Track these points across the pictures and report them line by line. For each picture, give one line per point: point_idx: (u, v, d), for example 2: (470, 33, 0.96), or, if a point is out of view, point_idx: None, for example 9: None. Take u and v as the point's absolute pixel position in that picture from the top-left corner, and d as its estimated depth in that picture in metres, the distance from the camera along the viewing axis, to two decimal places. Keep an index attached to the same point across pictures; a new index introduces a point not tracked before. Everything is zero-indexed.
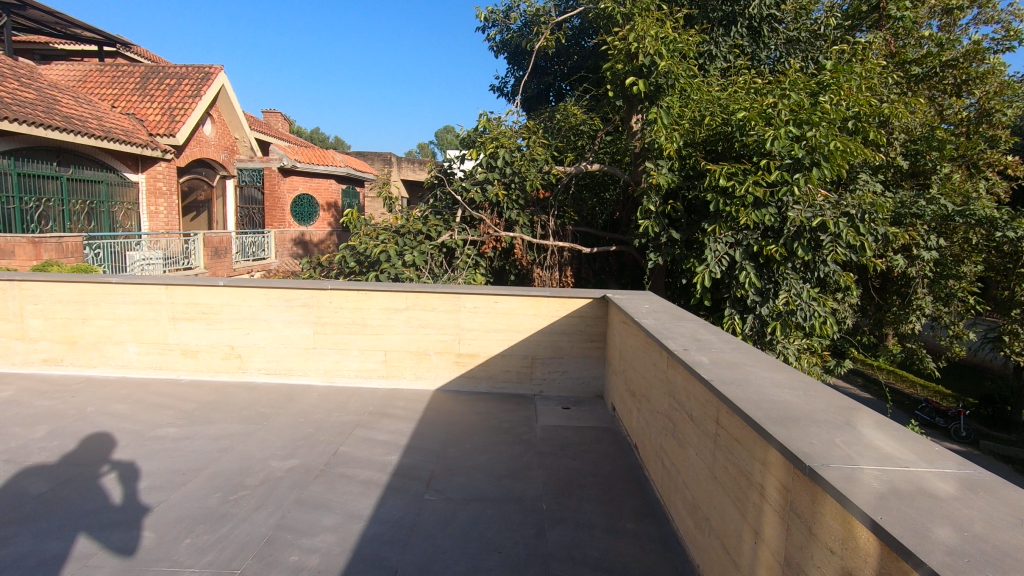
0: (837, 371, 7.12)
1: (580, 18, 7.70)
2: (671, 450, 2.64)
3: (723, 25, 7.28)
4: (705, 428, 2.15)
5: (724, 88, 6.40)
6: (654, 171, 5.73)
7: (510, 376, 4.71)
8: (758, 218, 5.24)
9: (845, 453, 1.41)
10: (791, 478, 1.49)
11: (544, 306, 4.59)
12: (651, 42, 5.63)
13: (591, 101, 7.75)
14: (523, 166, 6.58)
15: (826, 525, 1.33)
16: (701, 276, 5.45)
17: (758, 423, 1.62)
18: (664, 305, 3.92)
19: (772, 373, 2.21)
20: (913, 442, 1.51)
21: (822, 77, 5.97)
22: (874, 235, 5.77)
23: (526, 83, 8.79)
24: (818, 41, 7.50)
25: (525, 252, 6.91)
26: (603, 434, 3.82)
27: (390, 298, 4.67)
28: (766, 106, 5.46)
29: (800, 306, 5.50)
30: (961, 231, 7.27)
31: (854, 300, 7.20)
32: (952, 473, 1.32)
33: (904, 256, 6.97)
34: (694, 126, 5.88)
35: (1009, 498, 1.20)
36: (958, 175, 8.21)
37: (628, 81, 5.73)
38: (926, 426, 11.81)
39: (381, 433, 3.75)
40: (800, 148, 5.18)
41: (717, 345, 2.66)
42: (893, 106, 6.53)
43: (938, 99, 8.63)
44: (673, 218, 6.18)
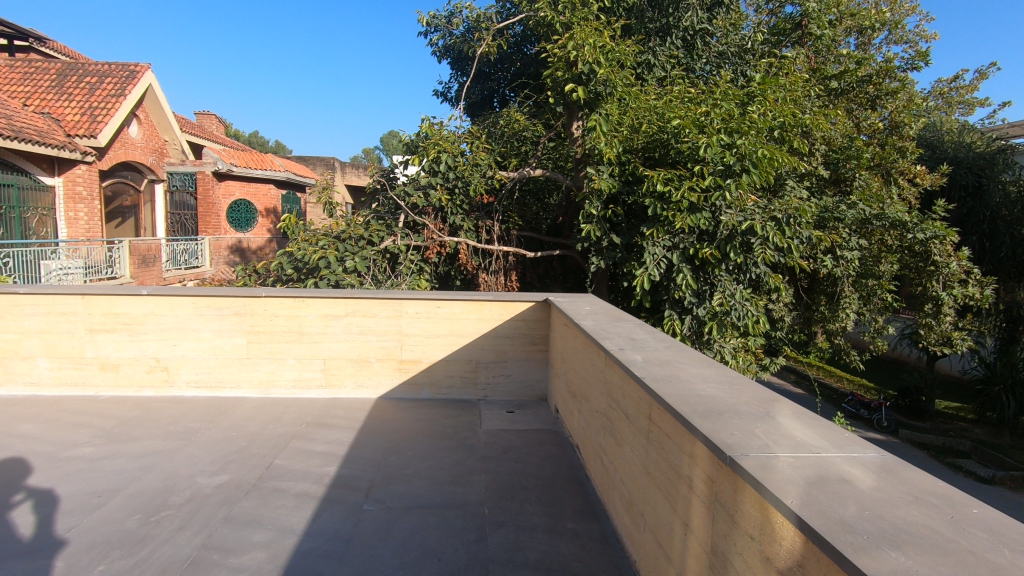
0: (771, 368, 7.45)
1: (521, 26, 7.78)
2: (609, 448, 2.68)
3: (659, 36, 7.55)
4: (639, 425, 2.20)
5: (661, 97, 6.60)
6: (595, 177, 5.85)
7: (454, 382, 4.68)
8: (693, 222, 5.43)
9: (763, 442, 1.47)
10: (715, 469, 1.54)
11: (487, 310, 4.58)
12: (589, 51, 5.76)
13: (534, 107, 7.84)
14: (467, 171, 6.58)
15: (746, 513, 1.38)
16: (641, 279, 5.57)
17: (684, 418, 1.67)
18: (603, 307, 3.99)
19: (701, 369, 2.28)
20: (825, 430, 1.60)
21: (750, 88, 6.28)
22: (799, 238, 6.09)
23: (470, 89, 8.80)
24: (746, 55, 7.89)
25: (470, 258, 6.88)
26: (546, 436, 3.85)
27: (328, 305, 4.54)
28: (700, 114, 5.67)
29: (734, 306, 5.73)
30: (878, 233, 7.79)
31: (786, 300, 7.58)
32: (860, 457, 1.40)
33: (829, 258, 7.40)
34: (632, 134, 6.06)
35: (907, 479, 1.28)
36: (875, 182, 8.79)
37: (567, 88, 5.83)
38: (851, 418, 12.76)
39: (318, 444, 3.63)
40: (731, 155, 5.42)
41: (651, 344, 2.73)
42: (815, 117, 6.94)
43: (856, 112, 9.24)
44: (614, 222, 6.31)
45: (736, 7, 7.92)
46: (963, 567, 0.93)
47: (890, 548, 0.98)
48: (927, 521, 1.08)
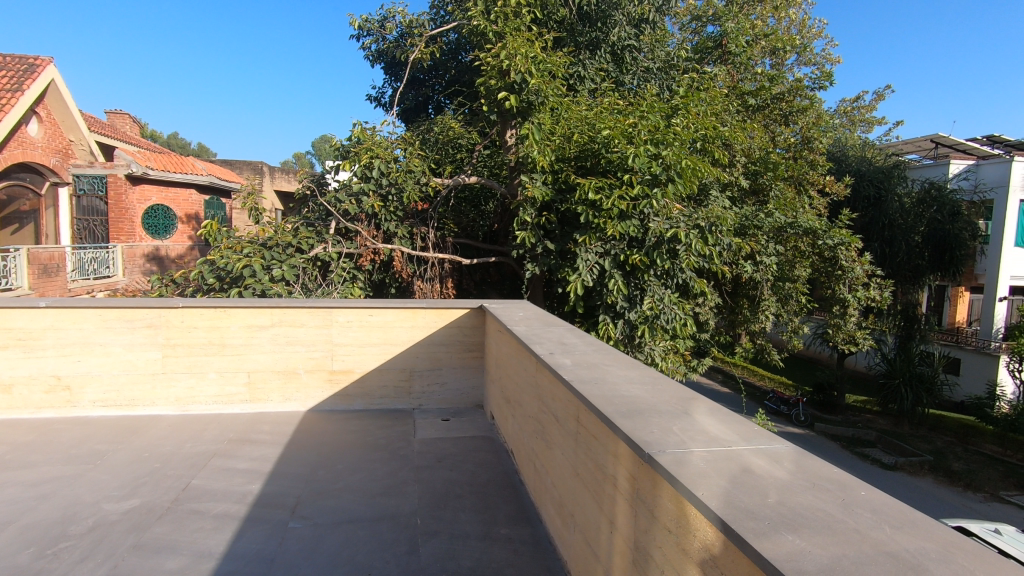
0: (699, 369, 7.78)
1: (455, 33, 7.78)
2: (540, 452, 2.71)
3: (589, 49, 7.77)
4: (568, 428, 2.24)
5: (592, 108, 6.80)
6: (529, 184, 5.92)
7: (387, 392, 4.59)
8: (623, 229, 5.61)
9: (679, 439, 1.53)
10: (636, 467, 1.59)
11: (420, 317, 4.52)
12: (521, 60, 5.84)
13: (468, 115, 7.86)
14: (400, 177, 6.47)
15: (664, 507, 1.43)
16: (575, 285, 5.64)
17: (607, 418, 1.72)
18: (536, 312, 4.05)
19: (626, 371, 2.36)
20: (737, 424, 1.68)
21: (674, 101, 6.58)
22: (721, 245, 6.41)
23: (403, 95, 8.68)
24: (671, 70, 8.26)
25: (405, 265, 6.77)
26: (481, 443, 3.84)
27: (252, 315, 4.34)
28: (628, 125, 5.89)
29: (663, 310, 5.94)
30: (792, 240, 8.34)
31: (712, 304, 7.95)
32: (766, 449, 1.49)
33: (750, 263, 7.85)
34: (564, 143, 6.19)
35: (807, 468, 1.38)
36: (789, 192, 9.41)
37: (500, 96, 5.89)
38: (772, 414, 13.65)
39: (241, 461, 3.45)
40: (658, 166, 5.65)
41: (580, 348, 2.80)
42: (733, 131, 7.36)
43: (772, 128, 9.87)
44: (548, 229, 6.40)
45: (661, 24, 8.29)
46: (850, 545, 1.01)
47: (788, 532, 1.05)
48: (822, 505, 1.17)
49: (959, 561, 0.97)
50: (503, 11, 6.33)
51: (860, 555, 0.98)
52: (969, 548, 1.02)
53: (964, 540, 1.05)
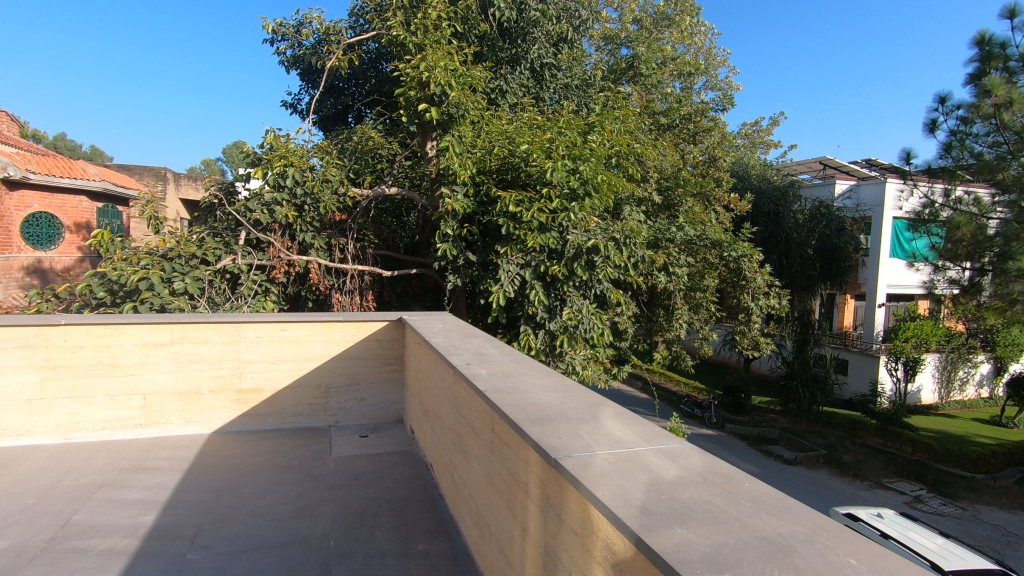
0: (619, 377, 8.04)
1: (375, 42, 7.69)
2: (458, 463, 2.71)
3: (510, 64, 7.93)
4: (483, 437, 2.25)
5: (512, 122, 6.95)
6: (450, 197, 5.92)
7: (301, 410, 4.41)
8: (543, 241, 5.71)
9: (585, 443, 1.59)
10: (545, 473, 1.63)
11: (336, 331, 4.38)
12: (441, 73, 5.86)
13: (389, 125, 7.78)
14: (316, 187, 6.24)
15: (569, 510, 1.48)
16: (496, 296, 5.68)
17: (518, 426, 1.75)
18: (456, 324, 4.05)
19: (540, 379, 2.41)
20: (640, 426, 1.77)
21: (590, 119, 6.86)
22: (635, 257, 6.67)
23: (321, 102, 8.43)
24: (587, 88, 8.62)
25: (322, 277, 6.53)
26: (400, 458, 3.77)
27: (149, 331, 4.02)
28: (546, 140, 6.05)
29: (582, 320, 6.06)
30: (702, 252, 8.86)
31: (630, 313, 8.26)
32: (664, 448, 1.57)
33: (663, 274, 8.26)
34: (484, 155, 6.23)
35: (701, 465, 1.47)
36: (698, 207, 10.03)
37: (420, 107, 5.87)
38: (687, 417, 14.37)
39: (133, 492, 3.16)
40: (575, 180, 5.83)
41: (497, 358, 2.83)
42: (645, 149, 7.76)
43: (683, 146, 10.53)
44: (470, 241, 6.41)
45: (578, 44, 8.64)
46: (732, 533, 1.09)
47: (677, 524, 1.12)
48: (709, 498, 1.25)
49: (823, 541, 1.08)
50: (423, 23, 6.32)
51: (739, 542, 1.06)
52: (831, 528, 1.14)
53: (828, 522, 1.16)
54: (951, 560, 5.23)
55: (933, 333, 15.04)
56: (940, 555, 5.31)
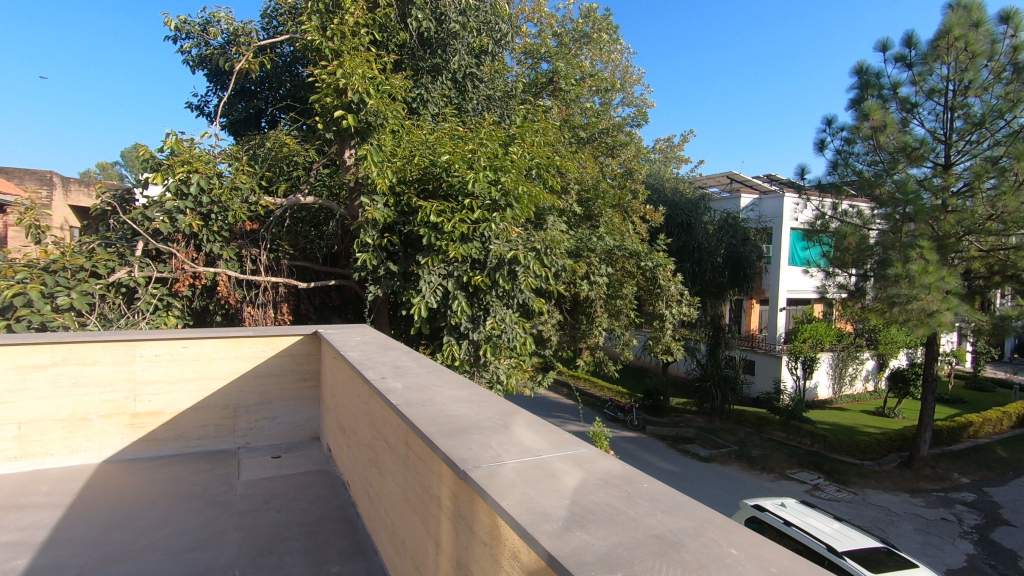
0: (543, 384, 8.13)
1: (289, 45, 7.42)
2: (374, 480, 2.64)
3: (431, 74, 7.91)
4: (397, 452, 2.22)
5: (433, 132, 6.93)
6: (369, 206, 5.79)
7: (206, 432, 4.14)
8: (465, 251, 5.68)
9: (496, 453, 1.61)
10: (456, 485, 1.62)
11: (245, 347, 4.15)
12: (358, 81, 5.75)
13: (304, 132, 7.52)
14: (224, 195, 5.88)
15: (480, 521, 1.48)
16: (418, 307, 5.59)
17: (429, 440, 1.74)
18: (374, 337, 3.97)
19: (455, 391, 2.41)
20: (550, 433, 1.81)
21: (511, 131, 6.97)
22: (556, 265, 6.76)
23: (231, 106, 8.00)
24: (508, 101, 8.77)
25: (232, 290, 6.15)
26: (315, 477, 3.62)
27: (26, 353, 3.64)
28: (467, 152, 6.07)
29: (505, 329, 6.05)
30: (621, 261, 9.18)
31: (554, 321, 8.39)
32: (571, 454, 1.62)
33: (585, 282, 8.48)
34: (404, 164, 6.15)
35: (605, 469, 1.53)
36: (616, 218, 10.43)
37: (336, 114, 5.73)
38: (610, 421, 14.83)
39: (2, 534, 2.82)
40: (496, 191, 5.85)
41: (413, 370, 2.80)
42: (564, 161, 7.99)
43: (601, 159, 10.96)
44: (391, 251, 6.29)
45: (500, 57, 8.75)
46: (627, 533, 1.14)
47: (578, 529, 1.16)
48: (609, 500, 1.31)
49: (708, 534, 1.15)
50: (339, 29, 6.18)
51: (633, 541, 1.11)
52: (719, 522, 1.21)
53: (714, 515, 1.25)
54: (843, 541, 5.73)
55: (826, 334, 16.42)
56: (835, 537, 5.81)
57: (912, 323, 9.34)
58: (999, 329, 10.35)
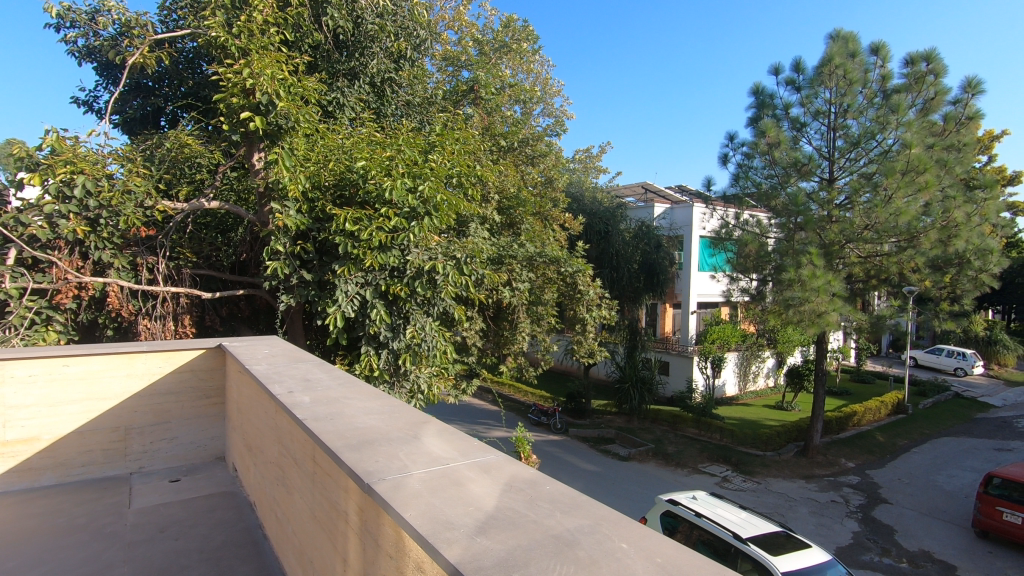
0: (467, 392, 8.10)
1: (191, 41, 6.97)
2: (282, 499, 2.53)
3: (347, 78, 7.74)
4: (304, 468, 2.15)
5: (350, 137, 6.75)
6: (280, 212, 5.53)
7: (93, 459, 3.79)
8: (383, 260, 5.54)
9: (403, 463, 1.60)
10: (362, 499, 1.60)
11: (139, 363, 3.84)
12: (267, 81, 5.49)
13: (209, 133, 7.09)
14: (115, 198, 5.40)
15: (385, 534, 1.46)
16: (333, 317, 5.40)
17: (335, 454, 1.70)
18: (284, 349, 3.80)
19: (367, 402, 2.37)
20: (459, 442, 1.83)
21: (430, 139, 6.92)
22: (477, 273, 6.74)
23: (125, 102, 7.39)
24: (428, 107, 8.71)
25: (125, 301, 5.68)
26: (219, 500, 3.41)
27: None
28: (384, 158, 5.95)
29: (425, 338, 5.95)
30: (542, 268, 9.33)
31: (477, 327, 8.39)
32: (478, 461, 1.64)
33: (507, 289, 8.57)
34: (319, 169, 5.96)
35: (510, 475, 1.56)
36: (537, 225, 10.62)
37: (243, 115, 5.44)
38: (535, 425, 15.06)
39: None
40: (415, 199, 5.75)
41: (324, 383, 2.71)
42: (485, 170, 8.04)
43: (523, 168, 11.15)
44: (305, 259, 6.06)
45: (419, 63, 8.67)
46: (526, 536, 1.18)
47: (478, 535, 1.19)
48: (512, 504, 1.35)
49: (603, 531, 1.22)
50: (247, 26, 5.87)
51: (531, 543, 1.15)
52: (612, 519, 1.29)
53: (609, 514, 1.32)
54: (748, 528, 6.15)
55: (732, 334, 17.56)
56: (740, 525, 6.21)
57: (805, 323, 10.26)
58: (876, 328, 11.54)
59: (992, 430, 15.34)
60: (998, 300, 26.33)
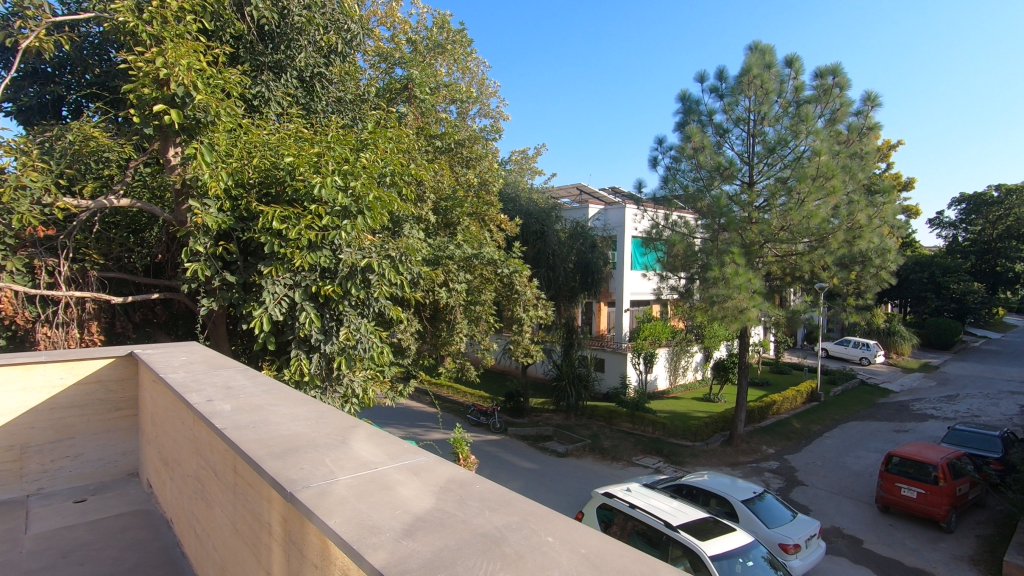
0: (405, 395, 7.96)
1: (97, 26, 6.45)
2: (201, 514, 2.39)
3: (273, 71, 7.40)
4: (225, 480, 2.05)
5: (277, 132, 6.47)
6: (199, 211, 5.21)
7: None
8: (313, 260, 5.32)
9: (329, 470, 1.56)
10: (286, 509, 1.54)
11: (36, 375, 3.52)
12: (183, 72, 5.16)
13: (118, 125, 6.57)
14: (8, 194, 4.92)
15: (309, 543, 1.42)
16: (260, 320, 5.13)
17: (255, 463, 1.63)
18: (204, 356, 3.59)
19: (292, 409, 2.28)
20: (388, 445, 1.80)
21: (362, 136, 6.75)
22: (411, 273, 6.62)
23: (19, 88, 6.75)
24: (360, 104, 8.49)
25: (21, 307, 5.19)
26: (132, 518, 3.18)
27: None
28: (313, 156, 5.75)
29: (359, 340, 5.77)
30: (479, 268, 9.30)
31: (413, 329, 8.26)
32: (408, 463, 1.63)
33: (444, 290, 8.50)
34: (242, 166, 5.66)
35: (438, 475, 1.56)
36: (474, 226, 10.58)
37: (155, 108, 5.08)
38: (474, 425, 15.04)
39: None
40: (347, 197, 5.57)
41: (247, 390, 2.59)
42: (419, 169, 7.93)
43: (458, 169, 11.14)
44: (228, 260, 5.75)
45: (350, 59, 8.44)
46: (454, 535, 1.18)
47: (405, 538, 1.17)
48: (440, 505, 1.34)
49: (529, 526, 1.24)
50: (159, 12, 5.48)
51: (458, 542, 1.15)
52: (540, 515, 1.32)
53: (537, 509, 1.35)
54: (678, 516, 6.41)
55: (663, 331, 18.26)
56: (672, 514, 6.46)
57: (729, 319, 10.84)
58: (792, 322, 12.35)
59: (893, 413, 16.78)
60: (896, 294, 28.83)
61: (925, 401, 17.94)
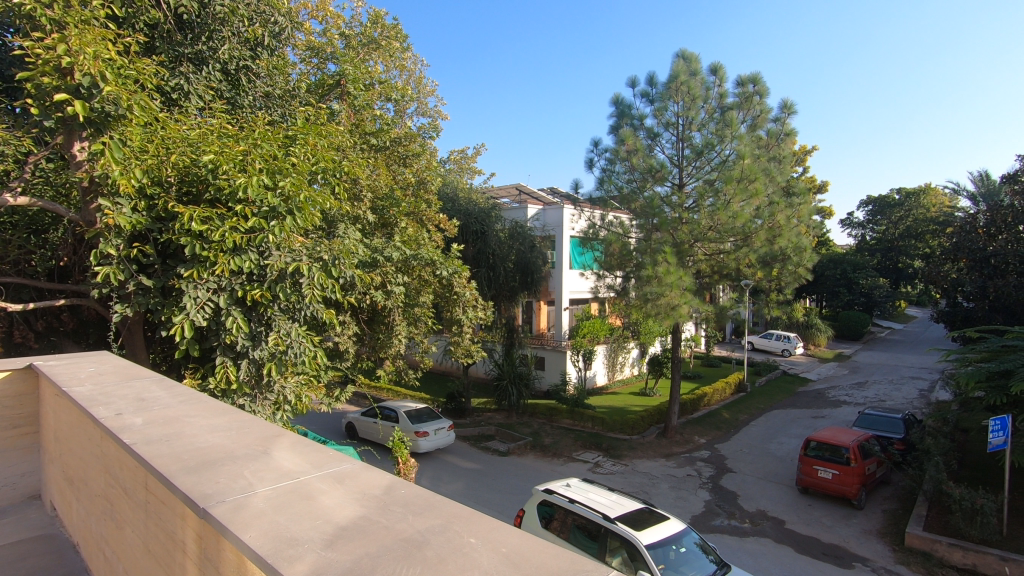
0: (341, 400, 7.73)
1: None
2: (110, 536, 2.24)
3: (194, 63, 6.96)
4: (136, 498, 1.92)
5: (198, 128, 6.11)
6: (110, 210, 4.85)
7: None
8: (237, 264, 5.06)
9: (248, 482, 1.50)
10: (201, 525, 1.47)
11: None
12: (89, 61, 4.80)
13: (14, 116, 6.01)
14: None
15: (225, 559, 1.36)
16: (180, 327, 4.83)
17: (167, 479, 1.55)
18: (115, 366, 3.36)
19: (211, 419, 2.17)
20: (313, 454, 1.75)
21: (291, 133, 6.48)
22: (345, 276, 6.42)
23: None
24: (289, 100, 8.17)
25: None
26: (33, 543, 2.93)
27: None
28: (237, 154, 5.48)
29: (290, 345, 5.50)
30: (417, 270, 9.16)
31: (350, 332, 8.03)
32: (333, 472, 1.59)
33: (381, 291, 8.32)
34: (159, 162, 5.30)
35: (362, 482, 1.53)
36: (411, 225, 10.42)
37: (55, 98, 4.67)
38: None
39: None
40: (275, 197, 5.34)
41: (162, 402, 2.44)
42: (353, 168, 7.71)
43: (395, 168, 10.94)
44: (145, 264, 5.40)
45: (279, 52, 8.12)
46: (376, 543, 1.17)
47: (324, 548, 1.15)
48: (364, 512, 1.33)
49: (454, 529, 1.25)
50: None
51: (379, 549, 1.15)
52: (464, 516, 1.33)
53: (462, 511, 1.36)
54: (615, 509, 6.59)
55: (601, 328, 18.69)
56: (609, 506, 6.64)
57: (662, 316, 11.25)
58: (720, 317, 12.98)
59: (811, 401, 17.96)
60: (813, 290, 30.85)
61: (839, 389, 19.32)
